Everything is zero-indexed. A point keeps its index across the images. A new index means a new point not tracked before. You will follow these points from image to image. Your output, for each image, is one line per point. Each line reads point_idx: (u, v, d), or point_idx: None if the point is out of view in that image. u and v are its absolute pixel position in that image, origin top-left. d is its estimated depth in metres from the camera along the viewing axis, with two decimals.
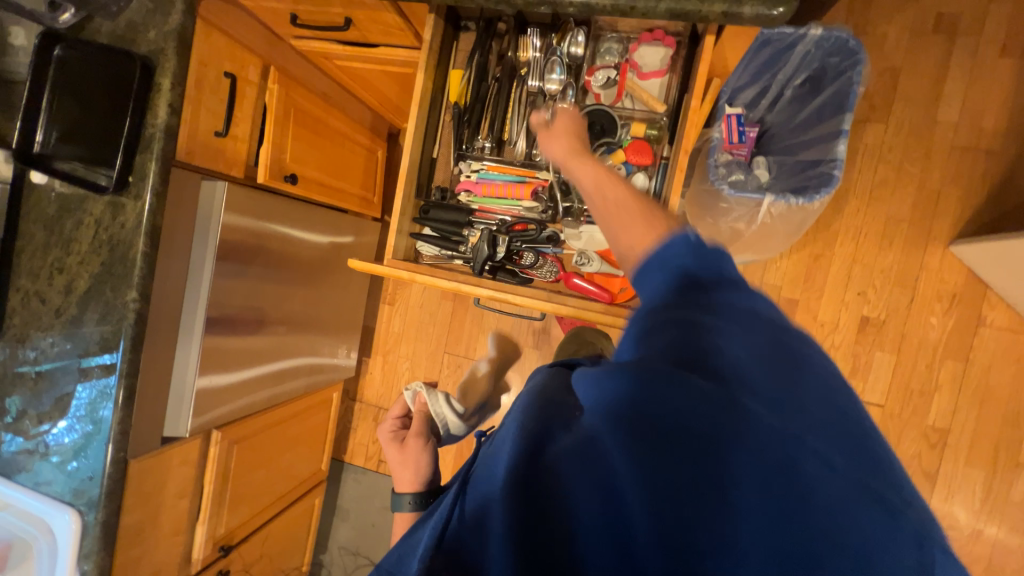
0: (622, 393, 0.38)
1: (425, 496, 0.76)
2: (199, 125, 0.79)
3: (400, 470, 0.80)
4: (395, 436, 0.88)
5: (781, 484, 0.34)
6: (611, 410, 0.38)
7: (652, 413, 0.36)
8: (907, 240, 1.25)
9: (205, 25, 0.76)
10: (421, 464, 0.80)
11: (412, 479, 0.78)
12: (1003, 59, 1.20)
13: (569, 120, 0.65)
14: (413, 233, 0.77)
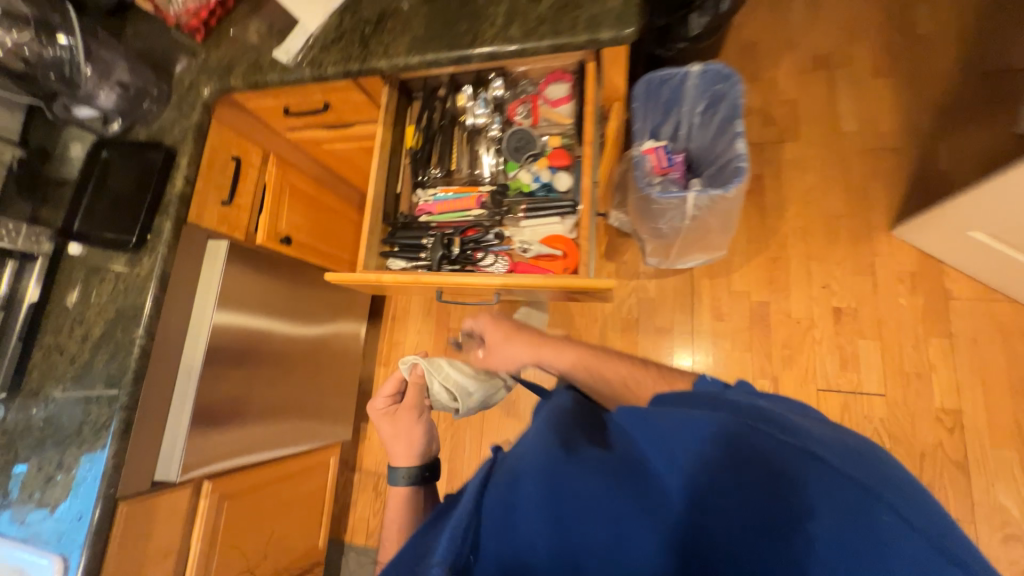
0: (696, 425, 0.41)
1: (422, 470, 0.71)
2: (208, 196, 0.98)
3: (394, 444, 0.75)
4: (390, 411, 0.79)
5: (860, 523, 0.34)
6: (681, 436, 0.41)
7: (722, 441, 0.40)
8: (851, 233, 1.34)
9: (218, 122, 0.99)
10: (417, 438, 0.75)
11: (410, 453, 0.73)
12: (879, 79, 1.43)
13: (498, 331, 0.89)
14: (383, 253, 0.88)
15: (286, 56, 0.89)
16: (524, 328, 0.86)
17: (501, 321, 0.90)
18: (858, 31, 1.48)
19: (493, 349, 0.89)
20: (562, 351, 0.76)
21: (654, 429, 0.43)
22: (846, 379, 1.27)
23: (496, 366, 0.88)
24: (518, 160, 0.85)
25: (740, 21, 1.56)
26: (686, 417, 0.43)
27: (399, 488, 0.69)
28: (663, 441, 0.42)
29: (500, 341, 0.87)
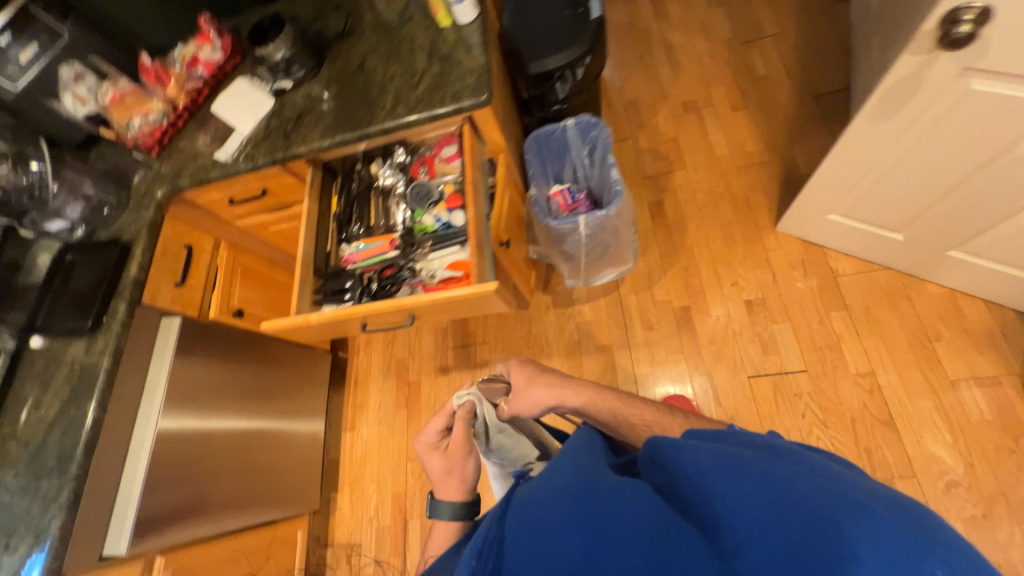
0: (732, 467, 0.47)
1: (470, 508, 0.80)
2: (162, 280, 1.11)
3: (445, 477, 0.82)
4: (438, 445, 0.84)
5: (899, 556, 0.38)
6: (720, 476, 0.46)
7: (756, 483, 0.45)
8: (744, 235, 1.53)
9: (172, 218, 1.16)
10: (468, 475, 0.83)
11: (459, 490, 0.81)
12: (739, 112, 1.72)
13: (524, 373, 0.90)
14: (316, 302, 1.01)
15: (226, 154, 1.09)
16: (548, 371, 0.90)
17: (525, 367, 0.91)
18: (713, 79, 1.81)
19: (515, 393, 0.88)
20: (582, 391, 0.86)
21: (694, 469, 0.48)
22: (770, 363, 1.37)
23: (518, 412, 0.87)
24: (422, 208, 1.02)
25: (619, 87, 1.90)
26: (722, 460, 0.48)
27: (446, 522, 0.79)
28: (704, 482, 0.46)
29: (524, 387, 0.88)
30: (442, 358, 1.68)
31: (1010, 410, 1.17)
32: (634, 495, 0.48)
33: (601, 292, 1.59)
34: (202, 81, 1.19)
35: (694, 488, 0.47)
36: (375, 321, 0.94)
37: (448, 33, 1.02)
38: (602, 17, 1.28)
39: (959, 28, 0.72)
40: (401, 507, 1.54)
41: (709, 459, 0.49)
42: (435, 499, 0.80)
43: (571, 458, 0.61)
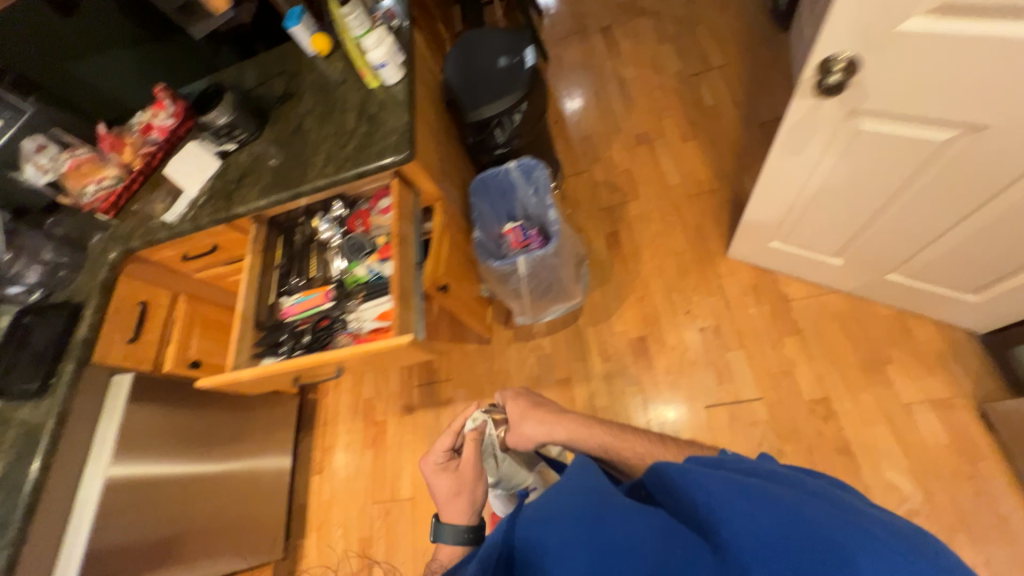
0: (739, 490, 0.50)
1: (474, 532, 0.81)
2: (114, 338, 1.15)
3: (450, 499, 0.83)
4: (446, 465, 0.87)
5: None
6: (727, 501, 0.49)
7: (762, 506, 0.48)
8: (697, 263, 1.55)
9: (127, 276, 1.20)
10: (475, 497, 0.84)
11: (467, 512, 0.82)
12: (689, 142, 1.77)
13: (519, 403, 0.94)
14: (255, 356, 1.03)
15: (173, 216, 1.14)
16: (541, 406, 0.92)
17: (521, 399, 0.94)
18: (663, 111, 1.87)
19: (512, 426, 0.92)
20: (573, 425, 0.86)
21: (702, 492, 0.51)
22: (725, 391, 1.36)
23: (512, 442, 0.92)
24: (358, 259, 1.05)
25: (575, 122, 1.97)
26: (729, 483, 0.52)
27: (450, 545, 0.80)
28: (712, 505, 0.50)
29: (517, 420, 0.92)
30: (407, 397, 1.69)
31: (965, 433, 1.15)
32: (643, 515, 0.52)
33: (560, 324, 1.61)
34: (156, 144, 1.25)
35: (704, 511, 0.50)
36: (307, 375, 0.97)
37: (378, 93, 1.09)
38: (535, 65, 1.35)
39: (831, 76, 0.75)
40: (366, 552, 1.52)
41: (717, 483, 0.52)
42: (441, 519, 0.80)
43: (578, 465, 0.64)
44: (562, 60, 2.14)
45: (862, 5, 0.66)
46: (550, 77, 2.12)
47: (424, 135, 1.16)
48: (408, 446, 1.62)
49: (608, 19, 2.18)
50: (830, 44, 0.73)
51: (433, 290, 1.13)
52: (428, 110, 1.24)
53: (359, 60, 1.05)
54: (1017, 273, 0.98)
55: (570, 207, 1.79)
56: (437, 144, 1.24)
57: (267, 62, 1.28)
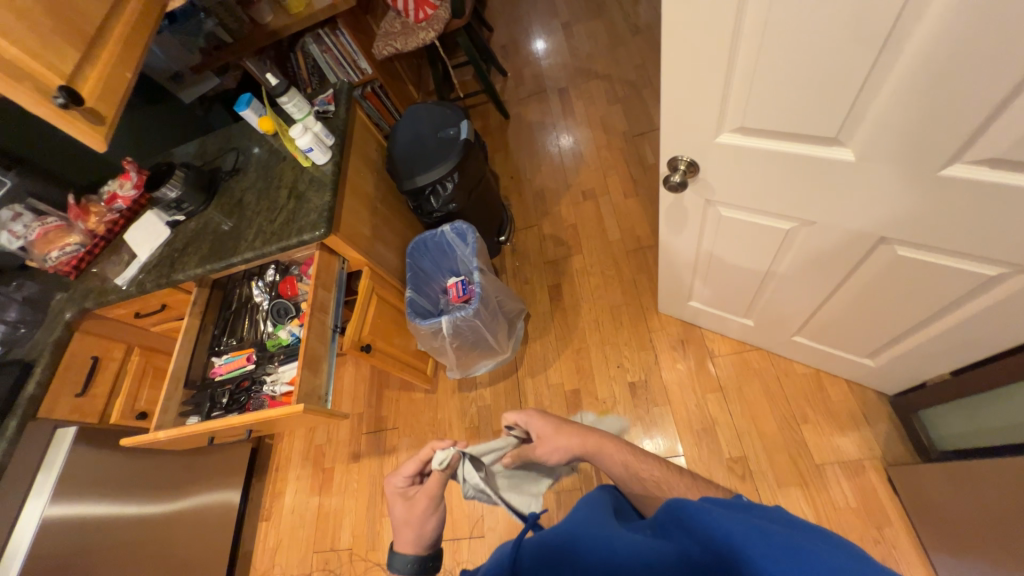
0: (758, 533, 0.47)
1: (422, 563, 0.81)
2: (62, 392, 1.23)
3: (401, 526, 0.85)
4: (406, 492, 0.89)
5: None
6: (754, 541, 0.46)
7: (786, 554, 0.44)
8: (631, 317, 1.62)
9: (82, 332, 1.30)
10: (427, 529, 0.83)
11: (413, 543, 0.82)
12: (631, 198, 1.87)
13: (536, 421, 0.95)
14: (181, 413, 1.11)
15: (123, 280, 1.25)
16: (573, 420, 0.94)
17: (549, 415, 0.95)
18: (609, 169, 1.98)
19: (546, 442, 0.91)
20: (600, 444, 0.88)
21: (721, 532, 0.47)
22: (650, 447, 1.39)
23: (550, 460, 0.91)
24: (282, 322, 1.16)
25: (529, 178, 2.09)
26: (748, 525, 0.48)
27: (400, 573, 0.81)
28: (734, 542, 0.46)
29: (551, 437, 0.91)
30: (355, 444, 1.74)
31: (872, 496, 1.18)
32: (657, 554, 0.50)
33: (501, 375, 1.66)
34: (119, 213, 1.38)
35: (726, 551, 0.46)
36: (224, 434, 1.05)
37: (309, 171, 1.20)
38: (469, 138, 1.47)
39: (676, 174, 0.83)
40: None
41: (736, 524, 0.48)
42: (392, 547, 0.83)
43: (586, 517, 0.61)
44: (522, 119, 2.29)
45: (682, 119, 0.75)
46: (509, 135, 2.26)
47: (354, 207, 1.27)
48: (352, 494, 1.66)
49: (564, 81, 2.33)
50: (670, 148, 0.81)
51: (356, 351, 1.21)
52: (364, 182, 1.36)
53: (292, 144, 1.18)
54: (896, 343, 1.03)
55: (518, 260, 1.88)
56: (371, 212, 1.36)
57: (224, 139, 1.42)
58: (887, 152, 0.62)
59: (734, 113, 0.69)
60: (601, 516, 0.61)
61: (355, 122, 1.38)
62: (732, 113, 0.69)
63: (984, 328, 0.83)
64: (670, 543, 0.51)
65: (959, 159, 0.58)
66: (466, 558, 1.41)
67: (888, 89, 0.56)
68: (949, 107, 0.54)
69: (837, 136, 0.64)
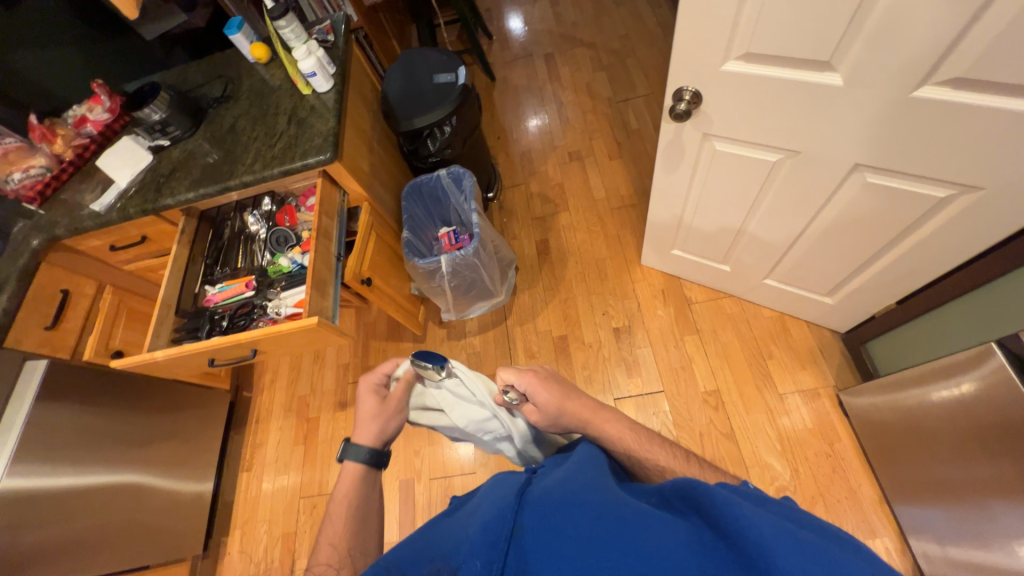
0: (794, 541, 0.41)
1: (377, 456, 0.84)
2: (31, 323, 1.15)
3: (369, 423, 0.86)
4: (377, 388, 0.90)
5: None
6: (784, 544, 0.41)
7: (818, 560, 0.40)
8: (615, 268, 1.71)
9: (50, 263, 1.22)
10: (387, 426, 0.87)
11: (373, 436, 0.85)
12: (615, 162, 1.95)
13: (537, 372, 0.86)
14: (174, 339, 1.08)
15: (101, 207, 1.18)
16: (575, 391, 0.86)
17: (553, 386, 0.83)
18: (595, 133, 2.04)
19: (545, 414, 0.82)
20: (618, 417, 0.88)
21: (749, 528, 0.42)
22: (634, 384, 1.49)
23: (544, 426, 0.85)
24: (281, 251, 1.16)
25: (515, 139, 2.11)
26: (778, 524, 0.43)
27: (361, 462, 0.83)
28: (762, 543, 0.41)
29: (553, 411, 0.82)
30: (342, 393, 1.74)
31: (826, 418, 1.34)
32: (666, 529, 0.46)
33: (490, 324, 1.71)
34: (90, 138, 1.29)
35: (748, 549, 0.41)
36: (225, 355, 1.05)
37: (309, 99, 1.18)
38: (467, 84, 1.47)
39: (681, 104, 0.90)
40: (290, 547, 1.53)
41: (766, 521, 0.43)
42: (352, 440, 0.84)
43: (587, 477, 0.57)
44: (509, 81, 2.30)
45: (693, 48, 0.81)
46: (495, 97, 2.27)
47: (354, 141, 1.26)
48: (340, 441, 1.66)
49: (550, 47, 2.36)
50: (680, 76, 0.88)
51: (357, 283, 1.22)
52: (361, 119, 1.35)
53: (292, 69, 1.15)
54: (854, 278, 1.17)
55: (506, 217, 1.91)
56: (369, 151, 1.35)
57: (210, 67, 1.36)
58: (869, 76, 0.71)
59: (740, 41, 0.76)
60: (599, 477, 0.58)
61: (353, 59, 1.35)
62: (738, 41, 0.77)
63: (929, 254, 0.97)
64: (674, 520, 0.48)
65: (930, 81, 0.68)
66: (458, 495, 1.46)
67: (875, 18, 0.65)
68: (923, 31, 0.63)
69: (829, 62, 0.73)
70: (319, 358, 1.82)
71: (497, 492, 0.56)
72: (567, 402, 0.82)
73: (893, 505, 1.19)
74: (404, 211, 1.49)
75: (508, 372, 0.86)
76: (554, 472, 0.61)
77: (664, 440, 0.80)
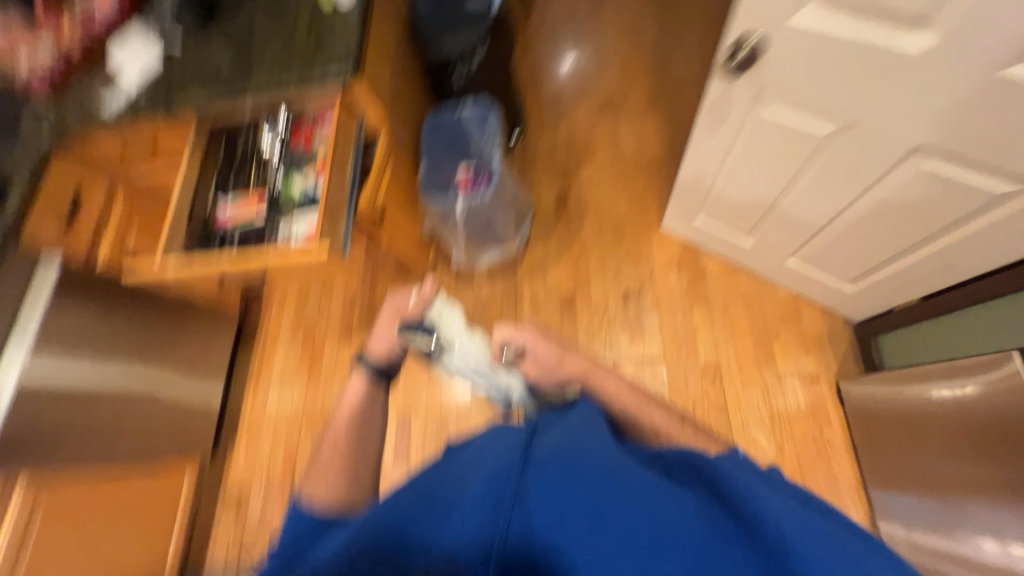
0: (808, 528, 0.45)
1: (383, 369, 0.92)
2: (44, 222, 1.15)
3: (381, 338, 0.93)
4: (395, 309, 0.96)
5: None
6: (802, 531, 0.45)
7: (830, 549, 0.44)
8: (633, 230, 1.66)
9: (61, 161, 1.19)
10: (397, 344, 0.94)
11: (382, 351, 0.92)
12: (649, 116, 1.82)
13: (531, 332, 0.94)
14: (184, 253, 1.08)
15: (110, 106, 1.13)
16: (574, 350, 0.92)
17: (549, 342, 0.91)
18: (633, 81, 1.89)
19: (541, 366, 0.90)
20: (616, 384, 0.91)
21: (770, 515, 0.46)
22: (635, 348, 1.50)
23: (540, 381, 0.92)
24: (294, 175, 1.14)
25: (547, 79, 1.97)
26: (797, 514, 0.47)
27: (367, 375, 0.91)
28: (784, 532, 0.45)
29: (550, 365, 0.90)
30: (347, 324, 1.77)
31: (821, 402, 1.35)
32: (678, 501, 0.48)
33: (499, 272, 1.69)
34: (99, 28, 1.18)
35: (770, 534, 0.45)
36: (234, 275, 1.06)
37: (331, 10, 1.09)
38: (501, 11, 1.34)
39: (739, 53, 0.82)
40: (291, 459, 1.64)
41: (787, 512, 0.47)
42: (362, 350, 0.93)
43: (589, 437, 0.58)
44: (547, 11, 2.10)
45: None
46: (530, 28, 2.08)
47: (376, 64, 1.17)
48: (343, 369, 1.71)
49: None
50: (743, 22, 0.79)
51: (368, 216, 1.19)
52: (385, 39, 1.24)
53: None
54: (880, 268, 1.13)
55: (527, 163, 1.83)
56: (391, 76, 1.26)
57: None
58: (958, 43, 0.64)
59: None
60: (601, 437, 0.59)
61: None
62: None
63: (966, 253, 0.93)
64: (680, 491, 0.50)
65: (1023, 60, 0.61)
66: (451, 431, 1.53)
67: None
68: None
69: (920, 17, 0.65)
70: (327, 287, 1.84)
71: (503, 445, 0.58)
72: (561, 357, 0.89)
73: (869, 489, 1.23)
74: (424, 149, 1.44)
75: (506, 330, 0.96)
76: (555, 427, 0.62)
77: (666, 406, 0.80)
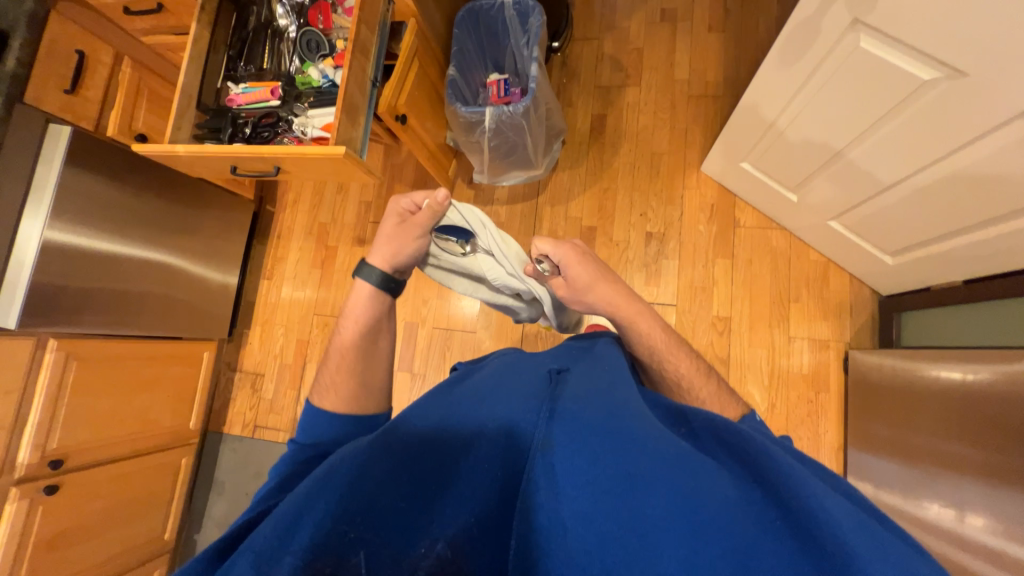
0: (862, 526, 0.41)
1: (388, 281, 0.84)
2: (48, 82, 1.08)
3: (385, 245, 0.83)
4: (400, 214, 0.84)
5: None
6: (856, 529, 0.40)
7: (890, 554, 0.39)
8: (669, 167, 1.54)
9: (60, 15, 1.08)
10: (403, 254, 0.84)
11: (386, 261, 0.83)
12: (712, 35, 1.59)
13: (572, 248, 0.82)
14: (195, 136, 1.02)
15: None
16: (612, 274, 0.82)
17: (587, 263, 0.81)
18: None
19: (573, 289, 0.81)
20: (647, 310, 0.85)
21: (820, 507, 0.42)
22: (648, 292, 1.47)
23: (569, 301, 0.85)
24: (312, 60, 1.03)
25: None
26: (851, 512, 0.42)
27: (370, 285, 0.83)
28: (834, 525, 0.40)
29: (582, 287, 0.81)
30: (361, 230, 1.75)
31: (825, 369, 1.35)
32: (714, 480, 0.46)
33: (520, 196, 1.61)
34: None
35: (815, 526, 0.41)
36: (247, 165, 1.00)
37: None
38: None
39: None
40: (302, 352, 1.72)
41: (841, 509, 0.42)
42: (365, 260, 0.84)
43: (625, 400, 0.56)
44: None
45: None
46: None
47: None
48: None
49: None
50: None
51: (391, 118, 1.11)
52: None
53: None
54: (932, 244, 1.05)
55: (566, 77, 1.65)
56: None
57: None
58: None
59: None
60: (636, 401, 0.57)
61: None
62: None
63: None
64: (717, 469, 0.48)
65: None
66: (456, 347, 1.57)
67: None
68: None
69: None
70: (342, 189, 1.78)
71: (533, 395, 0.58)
72: (598, 282, 0.79)
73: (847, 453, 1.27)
74: (455, 42, 1.27)
75: (544, 242, 0.83)
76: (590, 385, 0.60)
77: (689, 351, 0.78)
